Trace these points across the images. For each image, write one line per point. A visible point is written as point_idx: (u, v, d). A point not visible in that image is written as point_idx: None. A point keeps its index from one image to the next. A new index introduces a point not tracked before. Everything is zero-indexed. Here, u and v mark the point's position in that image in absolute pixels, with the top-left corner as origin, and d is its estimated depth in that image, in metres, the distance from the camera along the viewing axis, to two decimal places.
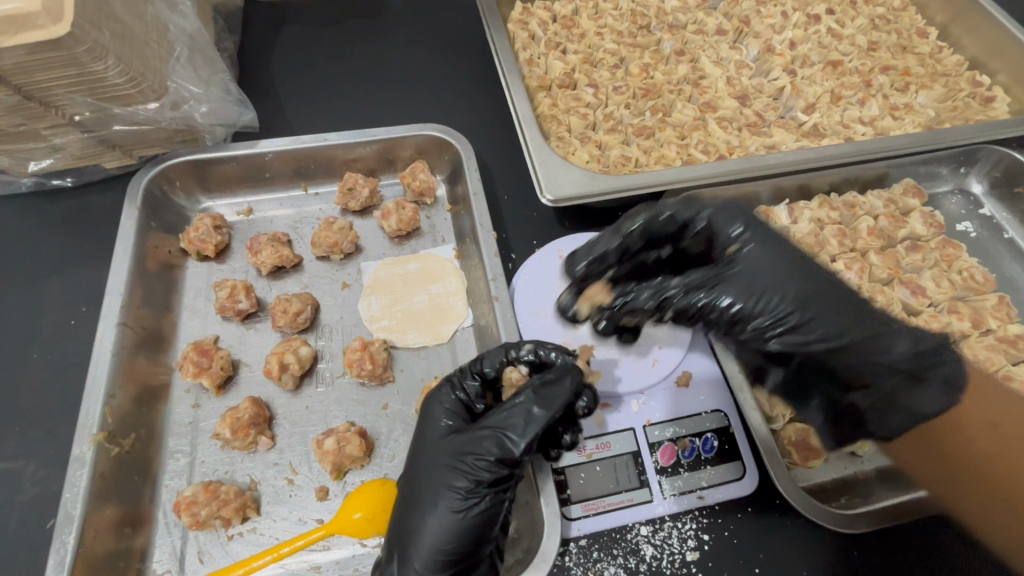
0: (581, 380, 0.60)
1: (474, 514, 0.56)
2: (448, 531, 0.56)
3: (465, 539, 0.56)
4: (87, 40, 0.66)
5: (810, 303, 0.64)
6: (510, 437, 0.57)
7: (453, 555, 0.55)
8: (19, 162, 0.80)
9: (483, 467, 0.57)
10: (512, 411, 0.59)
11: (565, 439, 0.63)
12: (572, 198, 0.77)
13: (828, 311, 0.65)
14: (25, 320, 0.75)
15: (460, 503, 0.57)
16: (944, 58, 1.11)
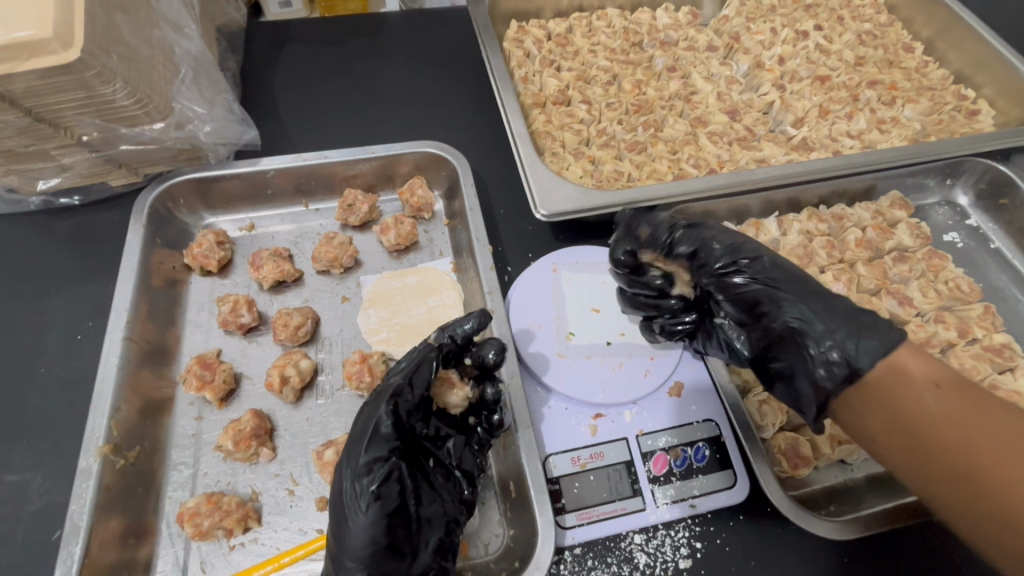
0: (427, 346, 0.64)
1: (374, 510, 0.53)
2: (358, 538, 0.53)
3: (377, 538, 0.53)
4: (95, 65, 0.69)
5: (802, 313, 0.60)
6: (374, 418, 0.57)
7: (368, 555, 0.53)
8: (29, 181, 0.82)
9: (360, 459, 0.55)
10: (380, 399, 0.59)
11: (488, 393, 0.66)
12: (565, 214, 0.79)
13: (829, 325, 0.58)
14: (33, 334, 0.77)
15: (357, 504, 0.53)
16: (930, 72, 1.13)
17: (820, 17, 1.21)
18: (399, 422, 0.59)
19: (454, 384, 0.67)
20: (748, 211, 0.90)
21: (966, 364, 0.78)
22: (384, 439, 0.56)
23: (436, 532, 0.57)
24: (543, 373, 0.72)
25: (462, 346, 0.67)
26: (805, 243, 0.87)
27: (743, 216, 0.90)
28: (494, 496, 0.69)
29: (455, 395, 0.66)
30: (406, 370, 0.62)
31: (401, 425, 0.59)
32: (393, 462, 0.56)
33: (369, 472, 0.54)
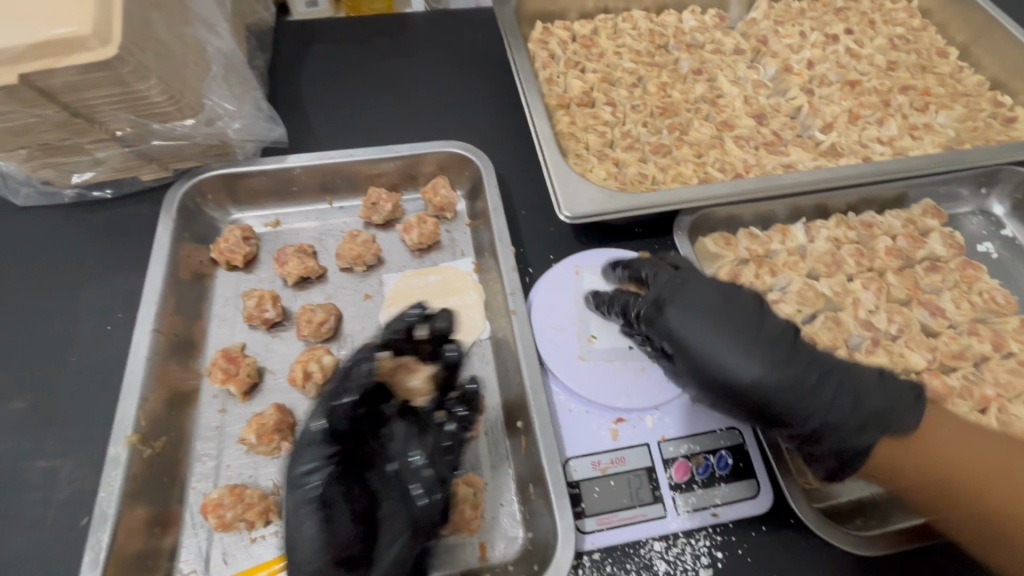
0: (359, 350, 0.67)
1: (316, 517, 0.58)
2: (307, 545, 0.57)
3: (325, 544, 0.57)
4: (131, 61, 0.70)
5: (778, 389, 0.62)
6: (307, 430, 0.62)
7: (322, 560, 0.57)
8: (64, 174, 0.85)
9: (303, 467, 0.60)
10: (314, 413, 0.63)
11: (450, 353, 0.71)
12: (589, 216, 0.78)
13: (803, 393, 0.62)
14: (64, 323, 0.79)
15: (302, 513, 0.58)
16: (965, 78, 1.11)
17: (851, 21, 1.19)
18: (337, 431, 0.62)
19: (413, 368, 0.71)
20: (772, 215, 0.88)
21: (1001, 378, 0.74)
22: (321, 449, 0.61)
23: (397, 537, 0.60)
24: (566, 376, 0.71)
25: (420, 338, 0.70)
26: (834, 250, 0.85)
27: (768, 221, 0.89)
28: (512, 497, 0.69)
29: (415, 377, 0.71)
30: (342, 373, 0.65)
31: (342, 432, 0.62)
32: (333, 468, 0.61)
33: (311, 480, 0.59)
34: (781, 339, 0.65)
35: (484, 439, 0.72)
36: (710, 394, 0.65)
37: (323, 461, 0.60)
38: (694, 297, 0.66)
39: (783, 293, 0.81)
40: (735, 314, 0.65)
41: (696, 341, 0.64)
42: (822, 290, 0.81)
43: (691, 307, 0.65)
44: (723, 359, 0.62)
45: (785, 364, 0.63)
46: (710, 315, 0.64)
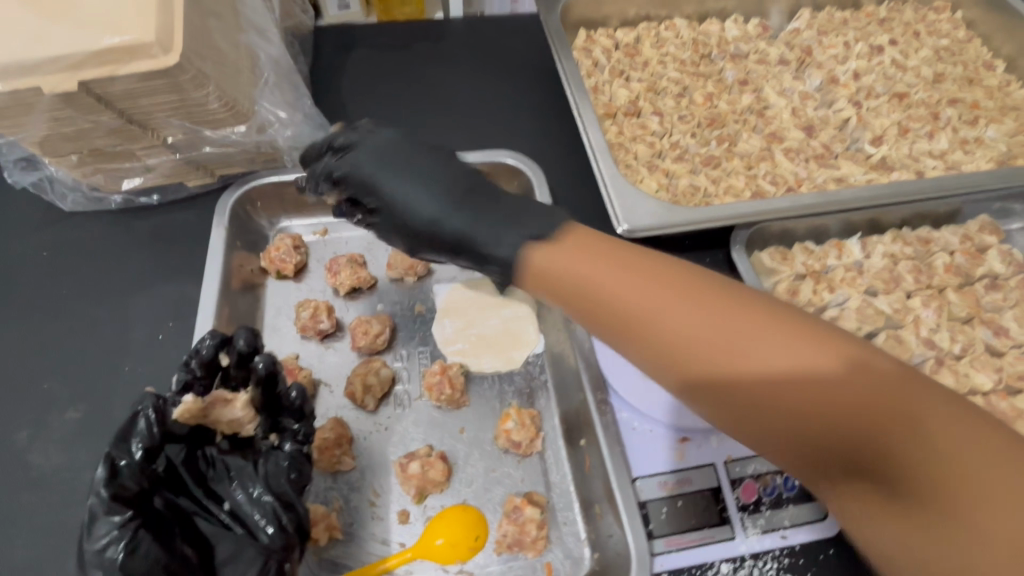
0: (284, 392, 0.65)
1: None
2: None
3: None
4: (191, 70, 0.69)
5: (461, 214, 0.61)
6: None
7: None
8: (114, 180, 0.84)
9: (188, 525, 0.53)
10: None
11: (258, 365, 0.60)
12: (648, 230, 0.78)
13: (475, 208, 0.61)
14: (115, 332, 0.78)
15: None
16: (1013, 91, 1.09)
17: (895, 32, 1.18)
18: (126, 494, 0.51)
19: (230, 398, 0.59)
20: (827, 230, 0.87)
21: None
22: (108, 519, 0.50)
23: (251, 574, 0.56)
24: (628, 392, 0.70)
25: (208, 367, 0.60)
26: (891, 267, 0.84)
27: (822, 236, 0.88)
28: (576, 515, 0.67)
29: (234, 409, 0.59)
30: (115, 438, 0.53)
31: (133, 493, 0.52)
32: (135, 533, 0.51)
33: (107, 553, 0.50)
34: (468, 176, 0.64)
35: (543, 455, 0.71)
36: (421, 226, 0.63)
37: (115, 531, 0.50)
38: (389, 142, 0.67)
39: (841, 310, 0.80)
40: (420, 158, 0.64)
41: (372, 195, 0.66)
42: (881, 307, 0.80)
43: (387, 155, 0.65)
44: (411, 194, 0.63)
45: (453, 186, 0.62)
46: (376, 164, 0.65)
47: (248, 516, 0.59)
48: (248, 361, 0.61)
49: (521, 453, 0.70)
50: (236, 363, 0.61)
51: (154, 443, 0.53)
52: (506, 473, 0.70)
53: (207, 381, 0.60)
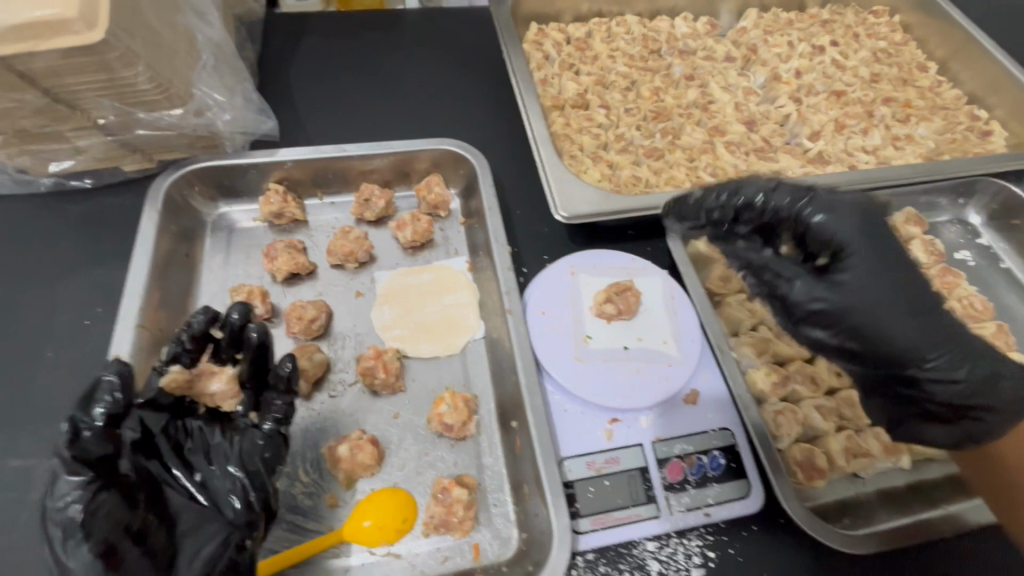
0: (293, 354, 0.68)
1: None
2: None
3: None
4: (118, 47, 0.67)
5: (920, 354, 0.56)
6: None
7: None
8: (42, 162, 0.81)
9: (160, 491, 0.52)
10: None
11: (252, 336, 0.64)
12: (585, 217, 0.79)
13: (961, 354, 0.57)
14: (39, 318, 0.75)
15: None
16: (944, 92, 1.15)
17: (836, 33, 1.23)
18: (87, 456, 0.50)
19: (216, 371, 0.64)
20: (993, 397, 0.58)
21: None
22: (70, 478, 0.49)
23: (219, 554, 0.53)
24: (562, 376, 0.71)
25: (199, 341, 0.64)
26: None
27: (994, 388, 0.58)
28: (507, 497, 0.68)
29: (218, 381, 0.63)
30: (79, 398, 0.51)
31: (96, 457, 0.50)
32: (98, 495, 0.49)
33: (65, 511, 0.48)
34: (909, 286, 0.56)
35: (477, 438, 0.72)
36: (831, 313, 0.55)
37: (78, 490, 0.49)
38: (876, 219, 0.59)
39: None
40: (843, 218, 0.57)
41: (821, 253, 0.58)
42: None
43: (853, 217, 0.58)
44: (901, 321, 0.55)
45: (919, 315, 0.56)
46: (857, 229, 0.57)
47: (219, 491, 0.58)
48: (241, 336, 0.66)
49: (453, 436, 0.70)
50: (228, 337, 0.66)
51: (116, 410, 0.51)
52: (439, 457, 0.70)
53: (198, 353, 0.64)
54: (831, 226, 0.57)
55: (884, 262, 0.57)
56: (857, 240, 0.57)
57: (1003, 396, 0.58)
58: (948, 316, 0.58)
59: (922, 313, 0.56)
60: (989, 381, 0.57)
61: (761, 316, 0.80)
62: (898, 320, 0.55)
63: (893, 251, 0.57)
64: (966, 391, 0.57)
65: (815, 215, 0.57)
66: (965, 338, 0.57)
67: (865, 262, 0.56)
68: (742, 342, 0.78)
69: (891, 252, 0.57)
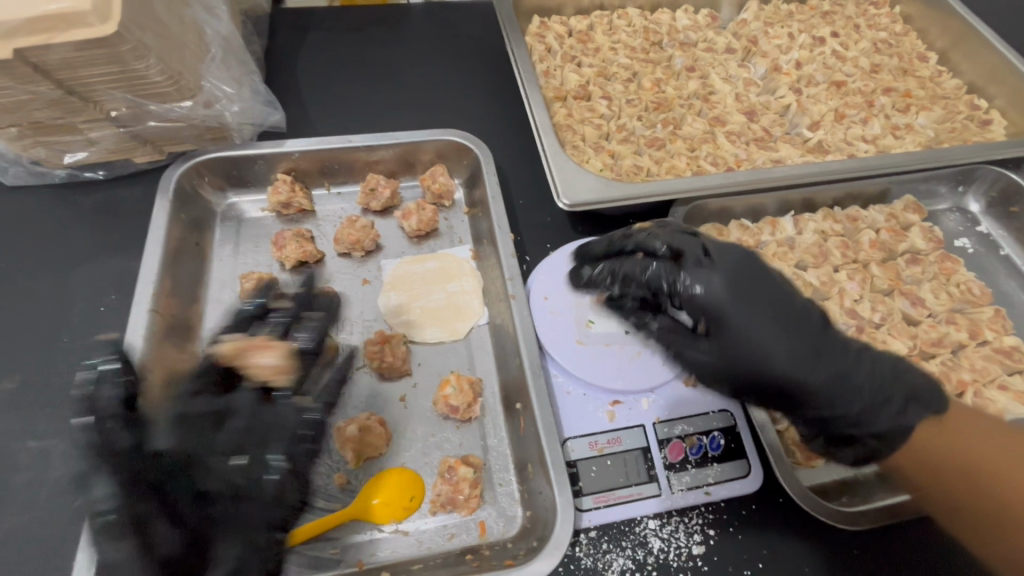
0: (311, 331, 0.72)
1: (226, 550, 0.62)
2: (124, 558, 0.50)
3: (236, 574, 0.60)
4: (131, 40, 0.69)
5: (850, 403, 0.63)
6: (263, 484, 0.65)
7: None
8: (56, 154, 0.83)
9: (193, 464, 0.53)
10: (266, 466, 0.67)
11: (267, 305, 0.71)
12: (587, 204, 0.80)
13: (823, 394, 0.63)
14: (55, 305, 0.77)
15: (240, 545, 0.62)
16: (944, 82, 1.15)
17: (836, 24, 1.23)
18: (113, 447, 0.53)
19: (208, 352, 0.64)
20: (878, 419, 0.63)
21: (977, 364, 0.81)
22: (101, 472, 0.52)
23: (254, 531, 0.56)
24: (564, 360, 0.73)
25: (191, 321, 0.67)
26: (821, 242, 0.89)
27: (876, 416, 0.63)
28: (512, 477, 0.70)
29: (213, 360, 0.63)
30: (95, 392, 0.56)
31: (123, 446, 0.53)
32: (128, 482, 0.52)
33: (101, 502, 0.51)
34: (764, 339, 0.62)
35: (482, 420, 0.74)
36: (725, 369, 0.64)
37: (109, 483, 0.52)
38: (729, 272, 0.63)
39: None
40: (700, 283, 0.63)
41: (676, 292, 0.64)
42: (809, 280, 0.85)
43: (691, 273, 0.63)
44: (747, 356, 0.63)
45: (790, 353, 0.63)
46: (720, 292, 0.62)
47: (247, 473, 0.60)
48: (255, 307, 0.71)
49: (459, 418, 0.72)
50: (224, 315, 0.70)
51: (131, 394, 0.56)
52: (445, 438, 0.72)
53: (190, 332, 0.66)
54: (705, 297, 0.62)
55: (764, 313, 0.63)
56: (730, 301, 0.62)
57: (894, 418, 0.62)
58: (846, 352, 0.64)
59: (813, 353, 0.63)
60: (886, 406, 0.62)
61: None
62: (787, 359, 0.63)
63: (763, 306, 0.63)
64: (866, 427, 0.63)
65: (697, 286, 0.62)
66: (827, 380, 0.62)
67: (738, 317, 0.62)
68: None
69: (763, 303, 0.63)
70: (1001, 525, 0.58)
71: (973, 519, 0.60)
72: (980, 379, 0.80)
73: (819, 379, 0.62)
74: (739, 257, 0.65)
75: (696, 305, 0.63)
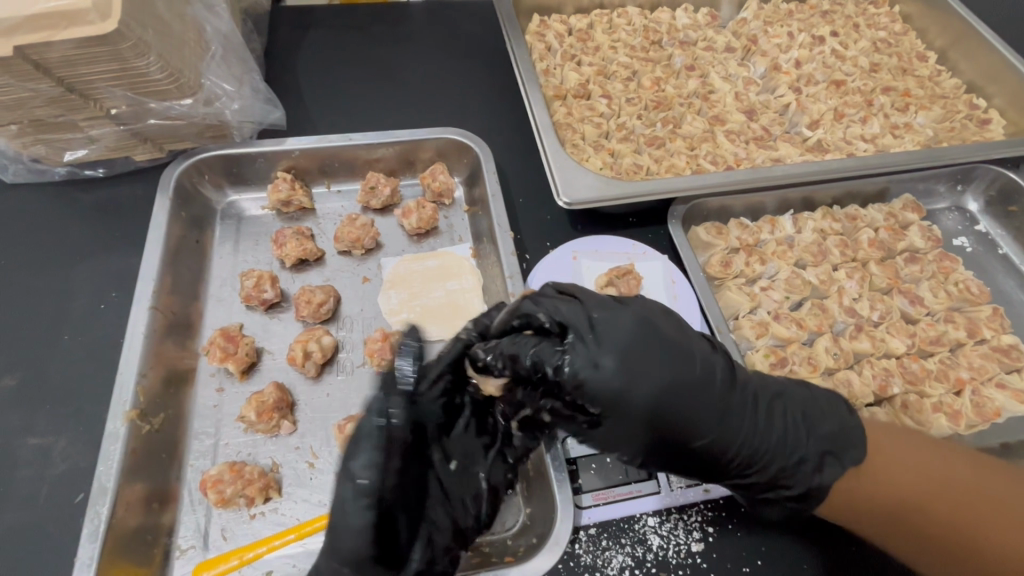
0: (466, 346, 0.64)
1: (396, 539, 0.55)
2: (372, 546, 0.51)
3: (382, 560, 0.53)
4: (131, 37, 0.69)
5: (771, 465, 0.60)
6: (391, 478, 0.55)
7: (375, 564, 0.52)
8: (56, 151, 0.83)
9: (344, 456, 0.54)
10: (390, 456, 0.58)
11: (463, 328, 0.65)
12: (586, 202, 0.80)
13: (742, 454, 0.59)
14: (56, 303, 0.78)
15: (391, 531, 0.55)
16: (943, 81, 1.15)
17: (836, 23, 1.23)
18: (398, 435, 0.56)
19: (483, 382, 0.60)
20: (796, 477, 0.60)
21: (975, 362, 0.81)
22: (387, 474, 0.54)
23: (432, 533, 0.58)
24: None
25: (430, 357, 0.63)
26: (820, 241, 0.89)
27: (792, 474, 0.60)
28: None
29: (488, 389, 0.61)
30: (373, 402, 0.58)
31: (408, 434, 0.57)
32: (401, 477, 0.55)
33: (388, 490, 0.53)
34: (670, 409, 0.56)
35: None
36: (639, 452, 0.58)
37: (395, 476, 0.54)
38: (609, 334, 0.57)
39: (772, 280, 0.85)
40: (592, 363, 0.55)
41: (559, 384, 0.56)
42: (809, 278, 0.85)
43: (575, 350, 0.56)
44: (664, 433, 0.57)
45: (701, 426, 0.57)
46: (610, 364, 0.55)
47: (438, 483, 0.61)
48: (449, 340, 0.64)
49: None
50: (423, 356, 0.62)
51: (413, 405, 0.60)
52: None
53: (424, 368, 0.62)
54: (591, 382, 0.55)
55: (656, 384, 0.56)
56: (623, 391, 0.55)
57: (808, 479, 0.60)
58: (750, 408, 0.60)
59: (720, 425, 0.58)
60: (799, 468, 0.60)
61: (759, 300, 0.83)
62: (701, 432, 0.58)
63: (655, 389, 0.55)
64: (769, 481, 0.61)
65: (576, 370, 0.55)
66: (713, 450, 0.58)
67: (626, 404, 0.55)
68: (741, 325, 0.80)
69: (659, 388, 0.55)
70: (988, 561, 0.53)
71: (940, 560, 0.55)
72: (977, 377, 0.81)
73: (707, 445, 0.58)
74: (631, 324, 0.57)
75: (579, 394, 0.55)
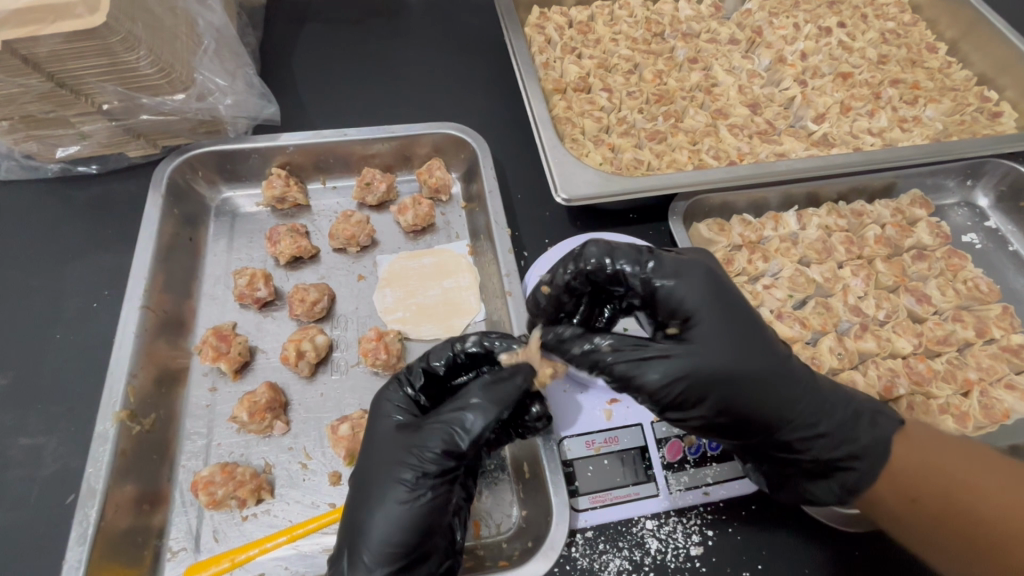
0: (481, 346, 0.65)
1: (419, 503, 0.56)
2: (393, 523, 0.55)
3: (403, 533, 0.55)
4: (121, 31, 0.67)
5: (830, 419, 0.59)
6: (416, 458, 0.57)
7: (402, 547, 0.54)
8: (48, 147, 0.82)
9: (382, 455, 0.59)
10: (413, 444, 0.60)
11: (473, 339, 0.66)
12: (585, 199, 0.78)
13: (805, 404, 0.58)
14: (48, 301, 0.77)
15: (405, 494, 0.56)
16: (953, 73, 1.13)
17: (844, 14, 1.20)
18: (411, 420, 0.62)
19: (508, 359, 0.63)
20: (856, 433, 0.59)
21: (983, 363, 0.79)
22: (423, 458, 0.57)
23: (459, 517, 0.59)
24: None
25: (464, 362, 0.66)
26: (824, 238, 0.87)
27: (855, 430, 0.60)
28: (507, 477, 0.69)
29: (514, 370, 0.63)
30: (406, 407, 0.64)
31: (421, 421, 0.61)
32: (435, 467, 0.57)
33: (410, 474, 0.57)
34: (744, 329, 0.58)
35: None
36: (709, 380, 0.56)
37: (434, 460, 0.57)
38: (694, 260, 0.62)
39: (775, 278, 0.84)
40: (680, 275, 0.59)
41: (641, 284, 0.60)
42: (813, 276, 0.84)
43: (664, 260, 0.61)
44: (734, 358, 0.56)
45: (769, 355, 0.58)
46: (694, 278, 0.59)
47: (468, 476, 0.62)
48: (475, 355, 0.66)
49: None
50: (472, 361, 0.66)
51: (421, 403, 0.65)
52: None
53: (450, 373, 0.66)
54: (675, 289, 0.59)
55: (730, 307, 0.59)
56: (707, 303, 0.58)
57: (869, 432, 0.60)
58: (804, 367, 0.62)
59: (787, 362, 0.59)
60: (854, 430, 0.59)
61: (762, 299, 0.81)
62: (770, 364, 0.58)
63: (739, 312, 0.59)
64: (831, 436, 0.59)
65: (662, 278, 0.59)
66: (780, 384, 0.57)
67: (709, 314, 0.58)
68: None
69: (738, 311, 0.59)
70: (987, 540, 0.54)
71: (938, 528, 0.56)
72: (985, 378, 0.79)
73: (774, 378, 0.57)
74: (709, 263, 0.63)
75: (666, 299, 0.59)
